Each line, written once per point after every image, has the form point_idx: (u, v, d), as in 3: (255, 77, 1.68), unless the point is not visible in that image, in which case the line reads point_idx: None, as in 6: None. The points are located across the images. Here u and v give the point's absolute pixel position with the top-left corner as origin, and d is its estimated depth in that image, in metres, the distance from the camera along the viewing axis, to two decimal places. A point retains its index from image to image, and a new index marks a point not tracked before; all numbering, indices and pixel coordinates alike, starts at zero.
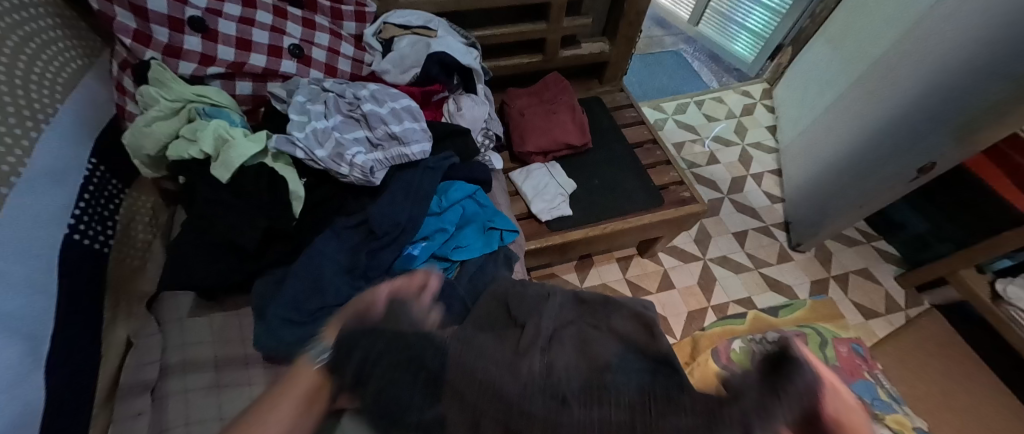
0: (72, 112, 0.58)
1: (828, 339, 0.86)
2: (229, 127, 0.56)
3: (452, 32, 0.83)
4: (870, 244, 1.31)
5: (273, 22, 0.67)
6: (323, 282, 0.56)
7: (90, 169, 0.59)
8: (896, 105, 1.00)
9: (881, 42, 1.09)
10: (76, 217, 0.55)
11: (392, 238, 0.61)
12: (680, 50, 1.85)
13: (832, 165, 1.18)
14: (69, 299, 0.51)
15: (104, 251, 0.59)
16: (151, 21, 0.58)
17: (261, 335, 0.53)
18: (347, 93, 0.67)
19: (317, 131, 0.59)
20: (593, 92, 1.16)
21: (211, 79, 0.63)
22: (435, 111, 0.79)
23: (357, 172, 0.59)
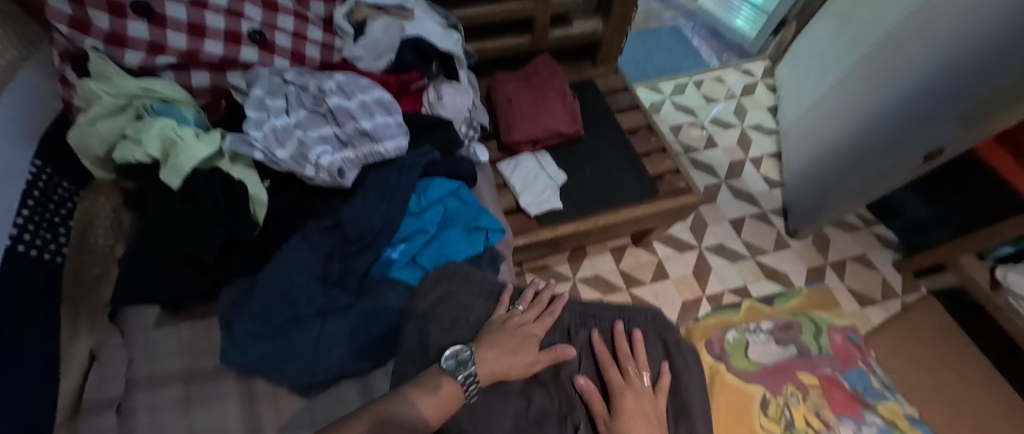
0: (9, 108, 0.52)
1: (822, 327, 0.86)
2: (177, 126, 0.51)
3: (431, 12, 0.77)
4: (868, 230, 1.28)
5: (229, 5, 0.61)
6: (294, 292, 0.52)
7: (35, 172, 0.54)
8: (903, 88, 0.96)
9: (888, 18, 1.03)
10: (20, 226, 0.50)
11: (368, 242, 0.57)
12: (680, 25, 1.77)
13: (834, 148, 1.14)
14: (12, 316, 0.46)
15: (57, 261, 0.54)
16: (87, 6, 0.51)
17: (227, 349, 0.49)
18: (311, 86, 0.61)
19: (278, 129, 0.55)
20: (586, 74, 1.10)
21: (163, 70, 0.58)
22: (414, 101, 0.73)
23: (323, 174, 0.55)
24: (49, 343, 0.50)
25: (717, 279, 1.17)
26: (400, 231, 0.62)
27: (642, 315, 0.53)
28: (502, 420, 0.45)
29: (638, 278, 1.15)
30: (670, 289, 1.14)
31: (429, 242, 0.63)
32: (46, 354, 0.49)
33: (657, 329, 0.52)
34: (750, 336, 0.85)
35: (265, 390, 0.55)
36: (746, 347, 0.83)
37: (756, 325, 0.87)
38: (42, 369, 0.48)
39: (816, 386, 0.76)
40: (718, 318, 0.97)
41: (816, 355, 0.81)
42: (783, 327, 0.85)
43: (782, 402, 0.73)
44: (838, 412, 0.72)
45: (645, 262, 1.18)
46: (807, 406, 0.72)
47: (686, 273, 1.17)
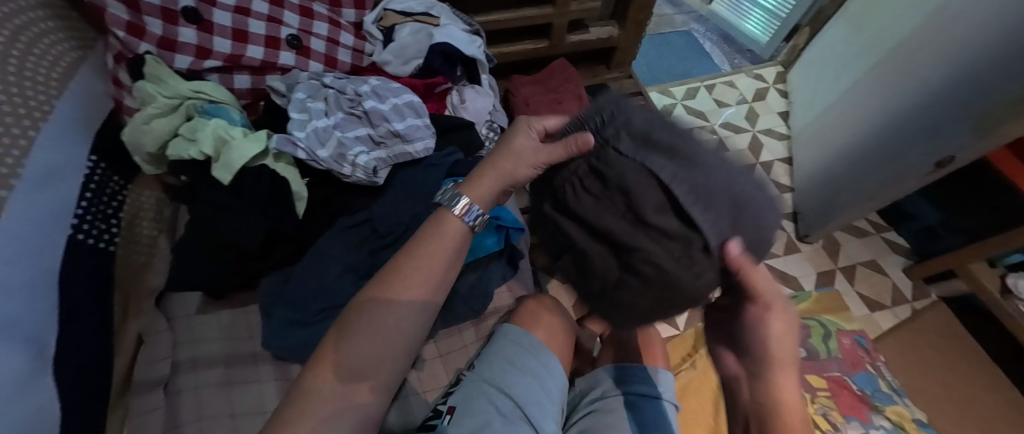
0: (68, 107, 0.56)
1: (831, 332, 0.91)
2: (228, 126, 0.55)
3: (455, 18, 0.81)
4: (879, 235, 1.29)
5: (269, 11, 0.65)
6: (328, 284, 0.56)
7: (90, 167, 0.58)
8: (914, 97, 0.97)
9: (901, 27, 1.05)
10: (79, 216, 0.54)
11: (397, 237, 0.60)
12: (692, 29, 1.79)
13: (843, 156, 1.16)
14: (70, 300, 0.50)
15: (110, 249, 0.58)
16: (143, 13, 0.56)
17: (269, 336, 0.54)
18: (347, 89, 0.65)
19: (318, 130, 0.59)
20: (600, 78, 1.13)
21: (209, 73, 0.62)
22: (438, 103, 0.77)
23: (360, 173, 0.59)
24: (103, 326, 0.54)
25: None
26: None
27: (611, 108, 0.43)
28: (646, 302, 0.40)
29: None
30: None
31: None
32: (100, 334, 0.53)
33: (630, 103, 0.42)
34: None
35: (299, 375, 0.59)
36: None
37: None
38: (95, 349, 0.52)
39: (825, 389, 0.83)
40: None
41: (825, 358, 0.88)
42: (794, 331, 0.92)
43: None
44: (846, 414, 0.80)
45: None
46: (815, 407, 0.80)
47: None
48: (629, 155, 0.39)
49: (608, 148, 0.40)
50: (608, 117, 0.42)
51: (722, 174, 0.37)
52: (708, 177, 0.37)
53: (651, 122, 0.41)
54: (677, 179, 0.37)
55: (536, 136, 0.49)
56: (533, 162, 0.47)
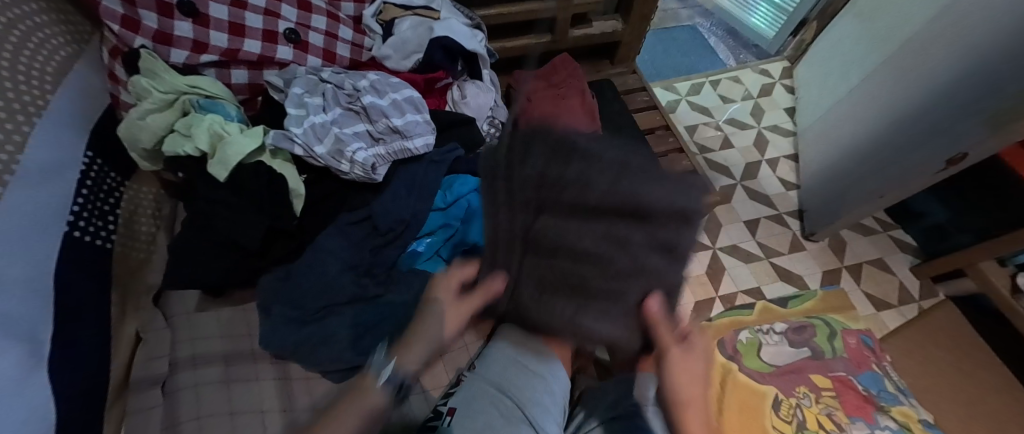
0: (64, 103, 0.56)
1: (837, 331, 0.91)
2: (224, 122, 0.55)
3: (456, 12, 0.79)
4: (887, 234, 1.27)
5: (266, 5, 0.64)
6: (328, 281, 0.55)
7: (87, 163, 0.57)
8: (925, 92, 0.95)
9: (912, 22, 1.03)
10: (75, 213, 0.54)
11: (397, 234, 0.60)
12: (697, 24, 1.77)
13: (853, 153, 1.14)
14: (67, 298, 0.49)
15: (107, 247, 0.58)
16: (138, 6, 0.55)
17: (266, 334, 0.52)
18: (346, 84, 0.64)
19: (316, 126, 0.58)
20: (604, 74, 1.12)
21: (205, 67, 0.61)
22: (438, 99, 0.75)
23: (358, 170, 0.58)
24: (102, 323, 0.54)
25: (730, 279, 1.18)
26: (426, 225, 0.63)
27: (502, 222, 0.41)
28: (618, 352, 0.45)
29: None
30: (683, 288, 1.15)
31: (452, 238, 0.62)
32: (97, 333, 0.53)
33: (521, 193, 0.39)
34: (762, 338, 0.91)
35: (298, 373, 0.58)
36: (759, 348, 0.89)
37: (769, 327, 0.92)
38: (92, 347, 0.52)
39: (830, 389, 0.83)
40: (731, 319, 1.01)
41: (830, 358, 0.87)
42: (797, 330, 0.91)
43: (796, 403, 0.81)
44: (851, 415, 0.80)
45: None
46: (819, 407, 0.81)
47: (699, 273, 1.18)
48: (541, 302, 0.40)
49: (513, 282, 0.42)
50: (503, 255, 0.42)
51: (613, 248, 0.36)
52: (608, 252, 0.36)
53: (547, 213, 0.38)
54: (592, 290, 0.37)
55: (456, 288, 0.49)
56: (457, 311, 0.48)
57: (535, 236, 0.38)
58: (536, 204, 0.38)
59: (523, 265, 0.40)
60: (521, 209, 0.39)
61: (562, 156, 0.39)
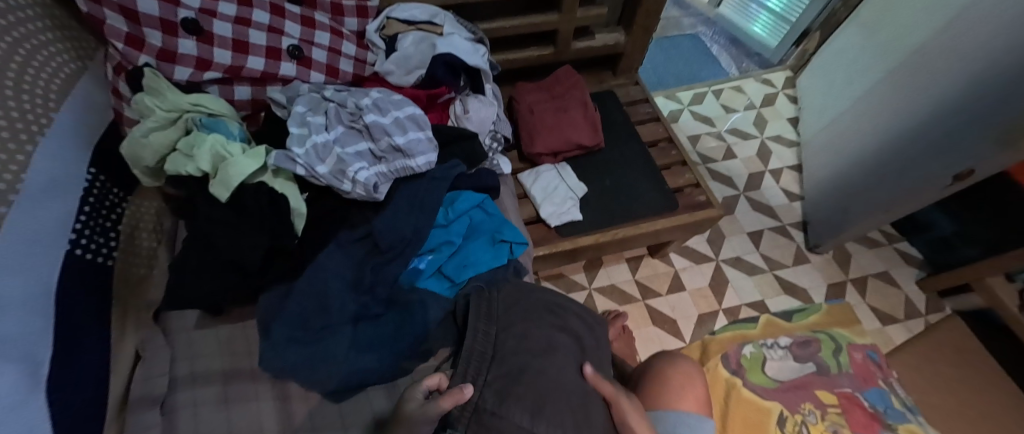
0: (68, 120, 0.56)
1: (842, 346, 0.91)
2: (226, 142, 0.54)
3: (459, 27, 0.80)
4: (892, 247, 1.26)
5: (270, 21, 0.64)
6: (328, 299, 0.54)
7: (89, 179, 0.58)
8: (932, 104, 0.94)
9: (918, 33, 1.02)
10: (78, 231, 0.54)
11: (397, 252, 0.60)
12: (699, 33, 1.77)
13: (857, 164, 1.13)
14: (67, 317, 0.49)
15: (108, 264, 0.58)
16: (143, 25, 0.55)
17: (266, 354, 0.51)
18: (348, 103, 0.64)
19: (318, 145, 0.57)
20: (606, 85, 1.12)
21: (208, 84, 0.62)
22: (441, 114, 0.75)
23: (359, 189, 0.57)
24: (103, 340, 0.54)
25: (733, 292, 1.17)
26: (428, 243, 0.65)
27: (477, 343, 0.53)
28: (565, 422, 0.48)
29: (654, 289, 1.15)
30: (686, 301, 1.14)
31: (454, 254, 0.65)
32: (99, 350, 0.53)
33: (487, 317, 0.56)
34: (767, 352, 0.91)
35: (297, 393, 0.57)
36: (764, 362, 0.89)
37: (775, 340, 0.93)
38: (93, 367, 0.51)
39: (836, 405, 0.82)
40: (734, 332, 1.01)
41: (836, 373, 0.87)
42: (802, 345, 0.91)
43: (800, 420, 0.80)
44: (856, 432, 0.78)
45: (661, 273, 1.18)
46: (825, 424, 0.80)
47: (702, 286, 1.17)
48: (496, 408, 0.48)
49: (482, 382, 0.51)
50: (471, 369, 0.52)
51: (547, 338, 0.57)
52: (546, 340, 0.56)
53: (507, 318, 0.57)
54: (537, 363, 0.53)
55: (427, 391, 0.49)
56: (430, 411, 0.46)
57: (503, 344, 0.54)
58: (503, 319, 0.57)
59: (491, 370, 0.52)
60: (494, 328, 0.55)
61: (529, 296, 0.61)
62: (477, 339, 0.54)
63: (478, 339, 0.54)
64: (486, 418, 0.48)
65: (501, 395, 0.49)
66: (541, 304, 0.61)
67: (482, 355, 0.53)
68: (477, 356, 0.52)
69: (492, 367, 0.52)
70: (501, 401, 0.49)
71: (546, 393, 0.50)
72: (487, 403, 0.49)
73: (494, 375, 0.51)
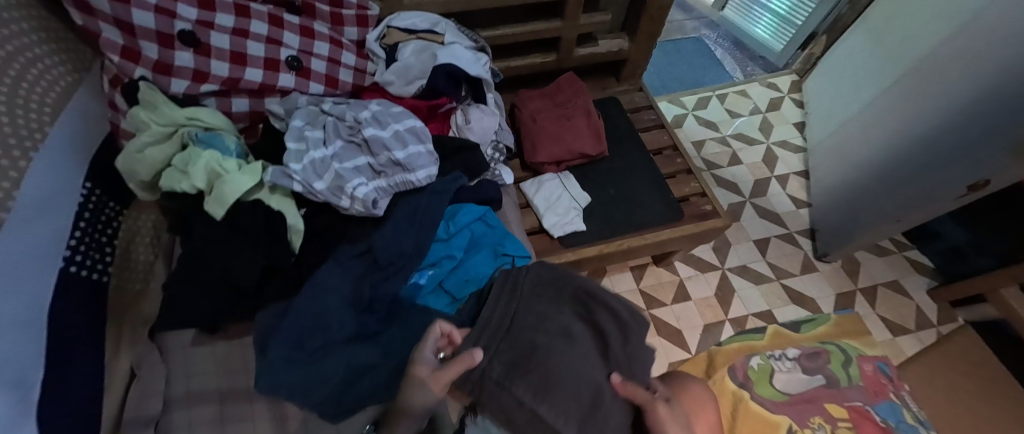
0: (63, 134, 0.55)
1: (852, 357, 0.88)
2: (222, 158, 0.52)
3: (461, 35, 0.79)
4: (902, 255, 1.23)
5: (268, 32, 0.63)
6: (327, 318, 0.53)
7: (85, 194, 0.57)
8: (943, 112, 0.92)
9: (928, 39, 1.01)
10: (72, 247, 0.53)
11: (397, 268, 0.58)
12: (703, 36, 1.76)
13: (867, 172, 1.11)
14: (59, 338, 0.48)
15: (103, 280, 0.57)
16: (138, 37, 0.55)
17: (261, 375, 0.49)
18: (347, 116, 0.62)
19: (316, 161, 0.56)
20: (610, 91, 1.10)
21: (205, 97, 0.61)
22: (441, 124, 0.75)
23: (358, 206, 0.56)
24: (96, 359, 0.52)
25: (740, 302, 1.14)
26: (429, 257, 0.64)
27: (491, 315, 0.53)
28: (571, 403, 0.45)
29: (658, 298, 1.13)
30: (691, 311, 1.12)
31: (456, 268, 0.64)
32: (92, 370, 0.52)
33: (508, 295, 0.55)
34: (776, 364, 0.89)
35: (294, 413, 0.55)
36: (772, 374, 0.88)
37: (783, 352, 0.91)
38: (86, 388, 0.50)
39: (846, 419, 0.80)
40: (741, 344, 1.00)
41: (845, 386, 0.84)
42: (810, 356, 0.89)
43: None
44: None
45: (665, 282, 1.16)
46: None
47: (707, 295, 1.15)
48: (501, 378, 0.47)
49: (490, 351, 0.50)
50: (482, 339, 0.51)
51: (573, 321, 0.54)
52: (572, 324, 0.53)
53: (532, 296, 0.56)
54: (557, 344, 0.50)
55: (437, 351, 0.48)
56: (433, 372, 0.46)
57: (517, 321, 0.53)
58: (526, 298, 0.55)
59: (502, 342, 0.50)
60: (512, 304, 0.54)
61: (559, 281, 0.58)
62: (494, 312, 0.53)
63: (496, 313, 0.53)
64: (488, 388, 0.47)
65: (508, 369, 0.48)
66: (573, 288, 0.58)
67: (497, 327, 0.52)
68: (490, 328, 0.52)
69: (506, 339, 0.51)
70: (508, 374, 0.47)
71: (557, 372, 0.47)
72: (492, 371, 0.48)
73: (505, 347, 0.50)
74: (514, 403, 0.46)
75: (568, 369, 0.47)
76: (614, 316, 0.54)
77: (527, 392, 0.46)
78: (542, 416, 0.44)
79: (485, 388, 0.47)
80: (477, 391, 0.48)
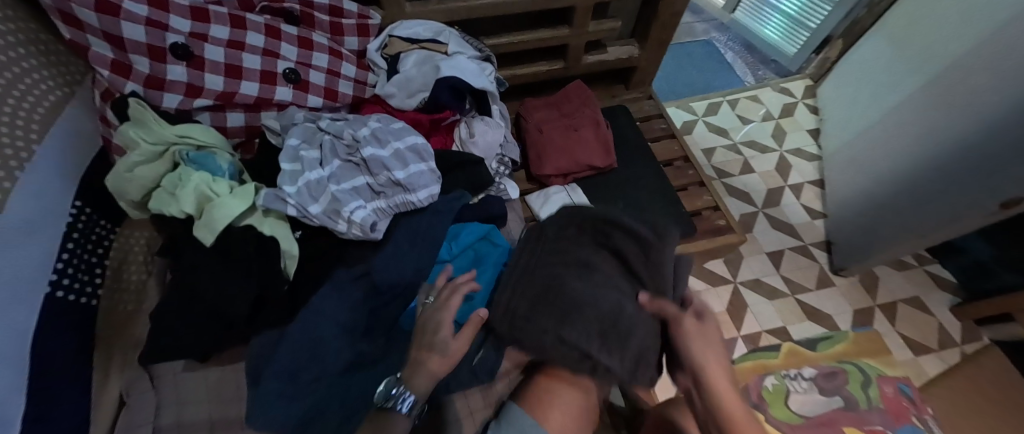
0: (52, 152, 0.53)
1: (871, 378, 0.83)
2: (212, 179, 0.50)
3: (465, 45, 0.76)
4: (922, 269, 1.19)
5: (265, 44, 0.61)
6: (322, 348, 0.50)
7: (74, 214, 0.55)
8: (974, 123, 0.87)
9: (956, 45, 0.96)
10: (59, 271, 0.51)
11: (397, 293, 0.56)
12: (713, 39, 1.72)
13: (888, 183, 1.07)
14: (41, 369, 0.45)
15: (92, 304, 0.55)
16: (128, 51, 0.52)
17: (252, 408, 0.46)
18: (345, 134, 0.59)
19: (312, 184, 0.53)
20: (618, 99, 1.07)
21: (198, 111, 0.59)
22: (445, 137, 0.72)
23: (355, 230, 0.53)
24: (81, 390, 0.50)
25: (753, 318, 1.11)
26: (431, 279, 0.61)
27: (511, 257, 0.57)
28: (591, 333, 0.50)
29: None
30: None
31: None
32: (77, 402, 0.49)
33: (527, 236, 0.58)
34: (790, 384, 0.87)
35: None
36: (787, 395, 0.85)
37: (798, 371, 0.90)
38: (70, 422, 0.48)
39: None
40: (755, 363, 0.99)
41: (865, 409, 0.79)
42: (827, 376, 0.85)
43: None
44: None
45: None
46: None
47: (719, 311, 1.11)
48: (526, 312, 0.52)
49: (513, 289, 0.54)
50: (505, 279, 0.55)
51: (592, 253, 0.56)
52: (592, 256, 0.56)
53: (550, 232, 0.57)
54: (576, 276, 0.53)
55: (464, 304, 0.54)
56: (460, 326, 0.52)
57: (539, 255, 0.56)
58: (544, 235, 0.57)
59: (524, 279, 0.54)
60: (531, 244, 0.57)
61: (576, 212, 0.59)
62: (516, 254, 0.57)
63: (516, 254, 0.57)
64: (515, 321, 0.52)
65: (531, 303, 0.52)
66: (591, 216, 0.58)
67: (517, 267, 0.55)
68: (511, 269, 0.55)
69: (527, 277, 0.54)
70: (532, 307, 0.52)
71: (578, 303, 0.51)
72: (517, 309, 0.52)
73: (526, 283, 0.54)
74: (539, 331, 0.51)
75: (588, 300, 0.51)
76: (633, 236, 0.56)
77: (552, 324, 0.50)
78: (565, 345, 0.49)
79: (512, 324, 0.52)
80: (507, 326, 0.53)
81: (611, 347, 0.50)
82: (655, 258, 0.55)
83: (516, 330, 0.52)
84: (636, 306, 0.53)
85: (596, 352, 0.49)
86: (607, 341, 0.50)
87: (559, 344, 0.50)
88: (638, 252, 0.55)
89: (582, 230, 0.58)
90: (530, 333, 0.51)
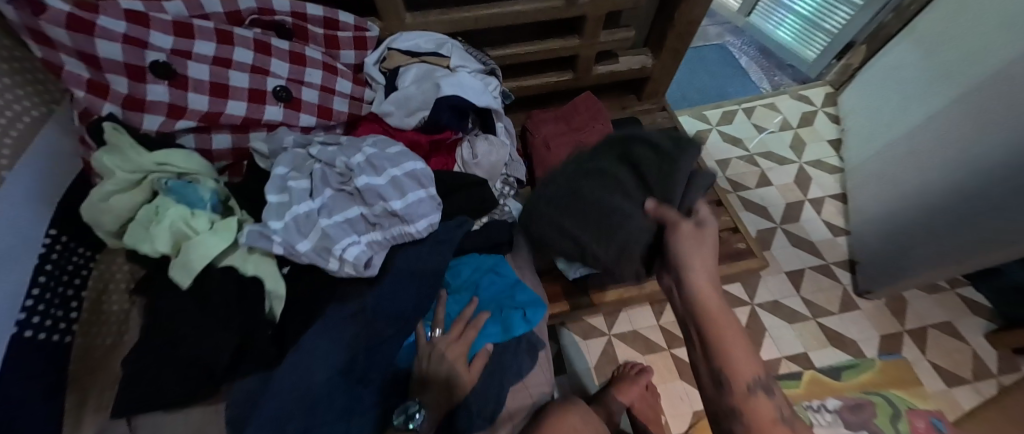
0: (25, 178, 0.50)
1: (901, 412, 0.89)
2: (189, 214, 0.47)
3: (469, 57, 0.72)
4: (954, 292, 1.12)
5: (254, 60, 0.57)
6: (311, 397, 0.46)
7: (48, 244, 0.51)
8: (1012, 143, 0.81)
9: (996, 57, 0.90)
10: (28, 309, 0.47)
11: (393, 333, 0.51)
12: (726, 43, 1.66)
13: (919, 202, 1.00)
14: None
15: (66, 341, 0.51)
16: (105, 71, 0.48)
17: None
18: (337, 161, 0.55)
19: (300, 218, 0.49)
20: (629, 111, 1.02)
21: (182, 133, 0.55)
22: (446, 157, 0.67)
23: (348, 268, 0.49)
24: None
25: (772, 342, 1.05)
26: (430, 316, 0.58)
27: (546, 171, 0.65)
28: (588, 225, 0.59)
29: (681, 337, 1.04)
30: None
31: None
32: None
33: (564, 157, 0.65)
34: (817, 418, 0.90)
35: None
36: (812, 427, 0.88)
37: (821, 402, 0.92)
38: None
39: None
40: None
41: None
42: (854, 409, 0.90)
43: None
44: None
45: None
46: None
47: None
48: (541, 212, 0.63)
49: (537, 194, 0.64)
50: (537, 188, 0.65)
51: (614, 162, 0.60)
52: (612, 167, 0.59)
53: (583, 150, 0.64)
54: (591, 181, 0.59)
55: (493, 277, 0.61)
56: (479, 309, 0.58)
57: (564, 170, 0.62)
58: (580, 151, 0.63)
59: (548, 186, 0.63)
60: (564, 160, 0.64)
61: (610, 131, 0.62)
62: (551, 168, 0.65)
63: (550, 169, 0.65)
64: (533, 216, 0.63)
65: (547, 202, 0.62)
66: (625, 135, 0.61)
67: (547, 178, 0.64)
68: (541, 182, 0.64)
69: (551, 183, 0.63)
70: (547, 207, 0.62)
71: (582, 201, 0.59)
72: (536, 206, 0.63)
73: (548, 187, 0.63)
74: (552, 222, 0.61)
75: (594, 203, 0.58)
76: (654, 148, 0.57)
77: (561, 219, 0.60)
78: (567, 234, 0.60)
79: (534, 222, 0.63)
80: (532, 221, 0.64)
81: (607, 243, 0.58)
82: (675, 170, 0.54)
83: (536, 227, 0.63)
84: (640, 210, 0.56)
85: (593, 245, 0.59)
86: (603, 236, 0.58)
87: (565, 231, 0.60)
88: (659, 167, 0.55)
89: (610, 147, 0.61)
90: (543, 228, 0.62)
